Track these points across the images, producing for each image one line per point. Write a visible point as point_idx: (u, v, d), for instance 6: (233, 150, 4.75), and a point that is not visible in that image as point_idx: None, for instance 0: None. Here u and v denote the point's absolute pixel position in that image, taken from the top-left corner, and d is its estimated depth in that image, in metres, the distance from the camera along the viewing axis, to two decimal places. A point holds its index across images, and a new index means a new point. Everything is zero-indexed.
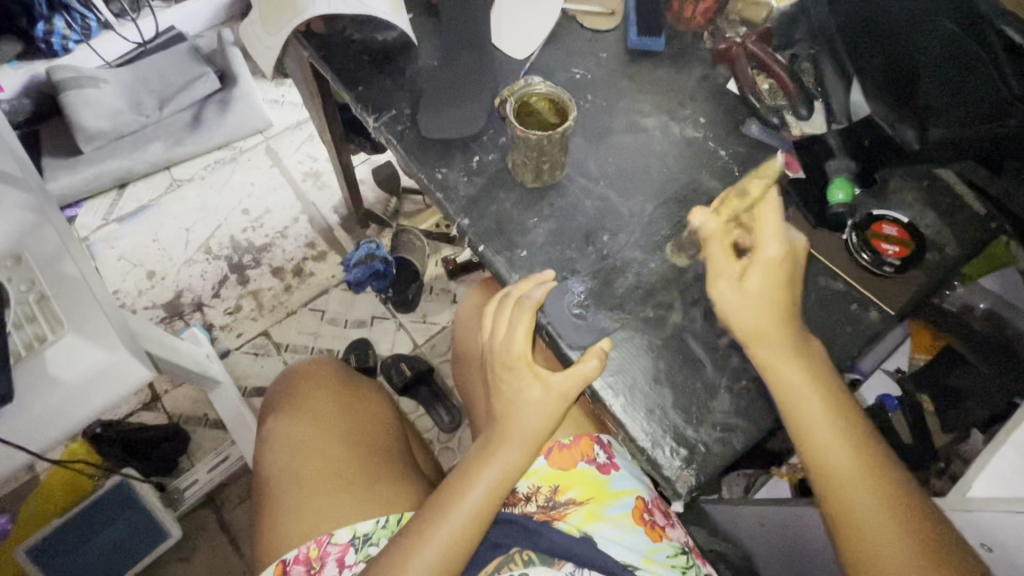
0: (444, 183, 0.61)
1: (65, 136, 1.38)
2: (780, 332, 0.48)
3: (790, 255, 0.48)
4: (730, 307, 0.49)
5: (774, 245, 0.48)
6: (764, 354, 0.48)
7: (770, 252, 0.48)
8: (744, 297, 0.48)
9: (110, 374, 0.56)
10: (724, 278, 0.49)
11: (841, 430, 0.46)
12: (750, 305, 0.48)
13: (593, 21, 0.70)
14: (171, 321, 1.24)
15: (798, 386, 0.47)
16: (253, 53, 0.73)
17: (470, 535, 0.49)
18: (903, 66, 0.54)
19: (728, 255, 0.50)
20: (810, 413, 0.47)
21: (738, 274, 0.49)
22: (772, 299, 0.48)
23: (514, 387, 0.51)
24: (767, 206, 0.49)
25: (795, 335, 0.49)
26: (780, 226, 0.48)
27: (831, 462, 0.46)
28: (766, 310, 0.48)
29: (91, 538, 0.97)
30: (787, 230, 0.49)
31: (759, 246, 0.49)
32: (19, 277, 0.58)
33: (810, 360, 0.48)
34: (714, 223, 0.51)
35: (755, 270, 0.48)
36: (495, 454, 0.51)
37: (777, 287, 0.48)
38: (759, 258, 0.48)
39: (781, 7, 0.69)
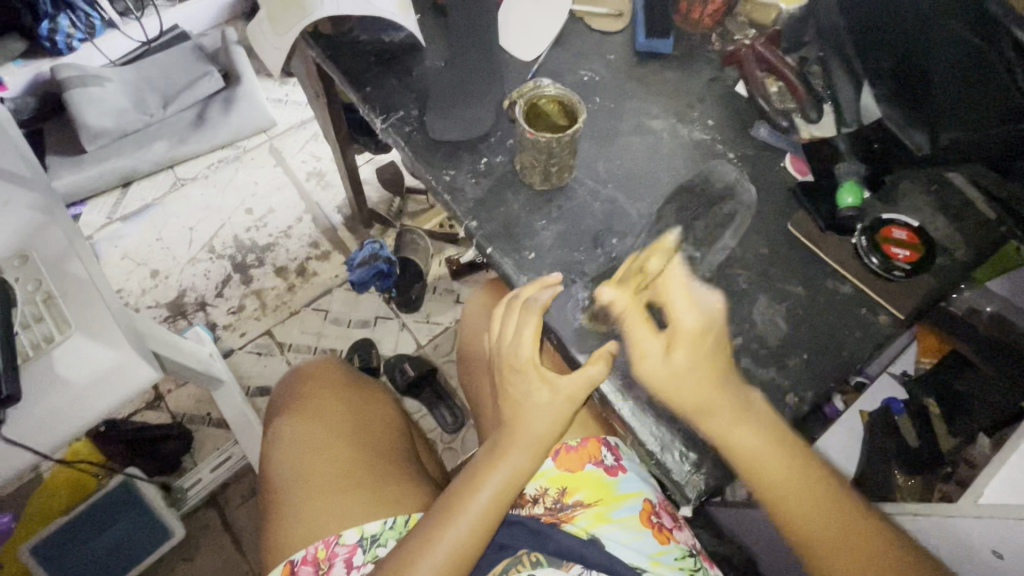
0: (452, 185, 0.61)
1: (69, 135, 1.38)
2: (714, 395, 0.48)
3: (706, 322, 0.50)
4: (660, 382, 0.49)
5: (690, 316, 0.50)
6: (704, 422, 0.48)
7: (686, 322, 0.50)
8: (672, 372, 0.49)
9: (118, 374, 0.55)
10: (649, 355, 0.50)
11: (790, 473, 0.48)
12: (679, 379, 0.49)
13: (601, 22, 0.70)
14: (174, 320, 1.24)
15: (747, 441, 0.47)
16: (260, 52, 0.73)
17: (478, 538, 0.49)
18: (918, 66, 0.54)
19: (650, 330, 0.51)
20: (763, 462, 0.47)
21: (663, 347, 0.50)
22: (700, 368, 0.49)
23: (522, 390, 0.51)
24: (671, 281, 0.52)
25: (730, 395, 0.49)
26: (688, 294, 0.51)
27: (789, 501, 0.47)
28: (698, 381, 0.48)
29: (95, 537, 0.97)
30: (696, 293, 0.52)
31: (675, 319, 0.50)
32: (27, 277, 0.58)
33: (750, 414, 0.48)
34: (624, 296, 0.53)
35: (680, 345, 0.49)
36: (502, 457, 0.51)
37: (701, 357, 0.49)
38: (680, 333, 0.49)
39: (790, 9, 0.69)
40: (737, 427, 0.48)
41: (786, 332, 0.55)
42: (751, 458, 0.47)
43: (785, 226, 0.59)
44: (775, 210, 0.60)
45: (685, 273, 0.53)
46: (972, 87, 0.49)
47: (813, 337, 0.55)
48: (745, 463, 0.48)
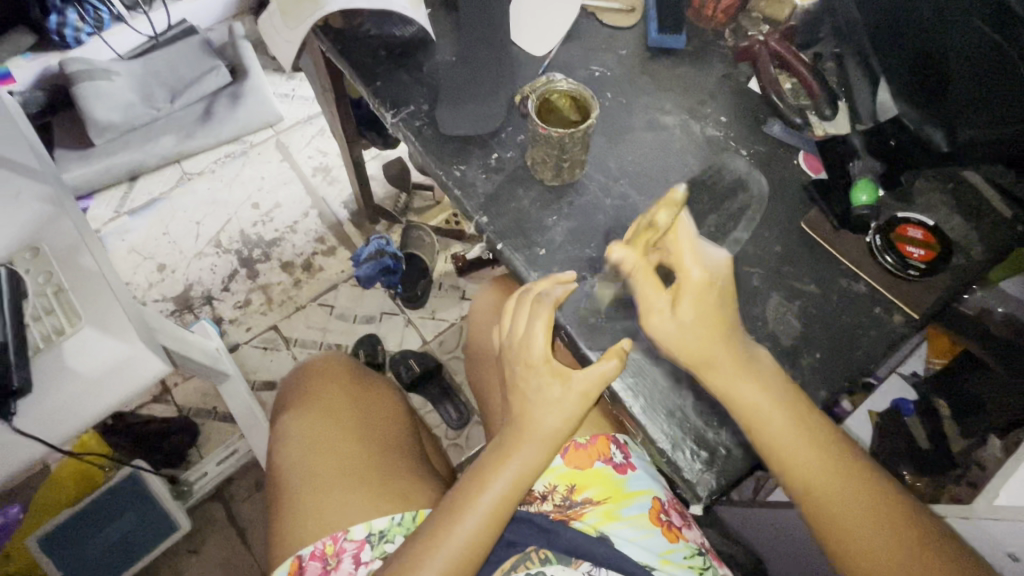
0: (462, 180, 0.61)
1: (77, 129, 1.39)
2: (724, 356, 0.47)
3: (715, 277, 0.47)
4: (670, 338, 0.48)
5: (698, 269, 0.47)
6: (721, 387, 0.48)
7: (693, 275, 0.47)
8: (680, 327, 0.47)
9: (127, 366, 0.55)
10: (657, 311, 0.48)
11: (798, 423, 0.47)
12: (688, 333, 0.47)
13: (613, 17, 0.70)
14: (181, 314, 1.25)
15: (771, 414, 0.47)
16: (273, 46, 0.73)
17: (488, 534, 0.49)
18: (935, 66, 0.53)
19: (658, 286, 0.49)
20: (785, 440, 0.46)
21: (670, 301, 0.48)
22: (709, 321, 0.47)
23: (533, 387, 0.50)
24: (681, 233, 0.48)
25: (750, 366, 0.48)
26: (696, 250, 0.48)
27: (812, 482, 0.46)
28: (704, 335, 0.47)
29: (100, 530, 0.97)
30: (704, 250, 0.48)
31: (683, 272, 0.47)
32: (38, 269, 0.59)
33: (774, 387, 0.47)
34: (633, 255, 0.50)
35: (686, 297, 0.47)
36: (510, 454, 0.50)
37: (710, 309, 0.47)
38: (686, 286, 0.47)
39: (804, 5, 0.68)
40: (762, 396, 0.47)
41: (799, 331, 0.54)
42: (775, 433, 0.46)
43: (799, 224, 0.59)
44: (788, 208, 0.60)
45: (694, 229, 0.49)
46: (991, 81, 0.48)
47: (827, 336, 0.54)
48: (766, 437, 0.47)
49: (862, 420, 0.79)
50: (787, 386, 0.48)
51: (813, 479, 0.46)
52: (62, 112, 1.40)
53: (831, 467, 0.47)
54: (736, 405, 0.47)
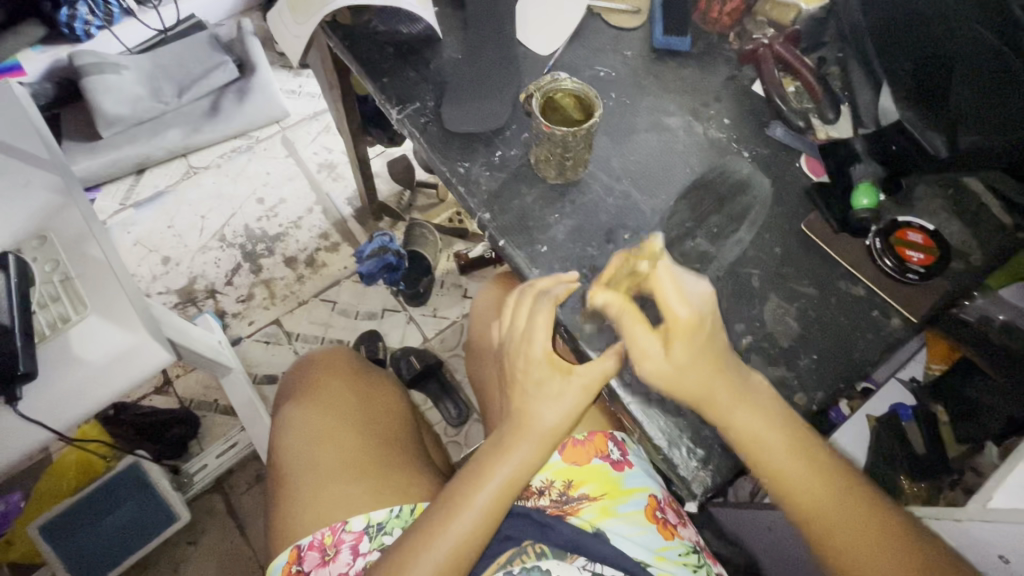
0: (466, 177, 0.61)
1: (85, 122, 1.40)
2: (721, 387, 0.48)
3: (703, 316, 0.47)
4: (666, 379, 0.48)
5: (684, 309, 0.47)
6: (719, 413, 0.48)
7: (682, 316, 0.47)
8: (675, 368, 0.48)
9: (131, 355, 0.56)
10: (650, 357, 0.48)
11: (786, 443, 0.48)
12: (683, 372, 0.48)
13: (618, 18, 0.70)
14: (184, 306, 1.25)
15: (772, 445, 0.47)
16: (281, 40, 0.74)
17: (486, 527, 0.49)
18: (939, 69, 0.53)
19: (646, 328, 0.48)
20: (788, 470, 0.47)
21: (661, 342, 0.48)
22: (701, 360, 0.47)
23: (532, 382, 0.51)
24: (663, 276, 0.48)
25: (747, 395, 0.48)
26: (682, 290, 0.48)
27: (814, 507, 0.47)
28: (699, 374, 0.47)
29: (102, 518, 0.98)
30: (687, 287, 0.48)
31: (672, 315, 0.47)
32: (45, 257, 0.59)
33: (772, 416, 0.48)
34: (616, 298, 0.49)
35: (677, 338, 0.47)
36: (507, 448, 0.51)
37: (699, 348, 0.47)
38: (675, 328, 0.47)
39: (810, 9, 0.69)
40: (764, 429, 0.47)
41: (798, 334, 0.55)
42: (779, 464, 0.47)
43: (799, 227, 0.59)
44: (790, 210, 0.60)
45: (674, 271, 0.49)
46: (993, 88, 0.49)
47: (825, 338, 0.55)
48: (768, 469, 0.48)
49: (859, 424, 0.80)
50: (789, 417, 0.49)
51: (822, 512, 0.47)
52: (71, 105, 1.42)
53: (838, 500, 0.47)
54: (737, 435, 0.48)
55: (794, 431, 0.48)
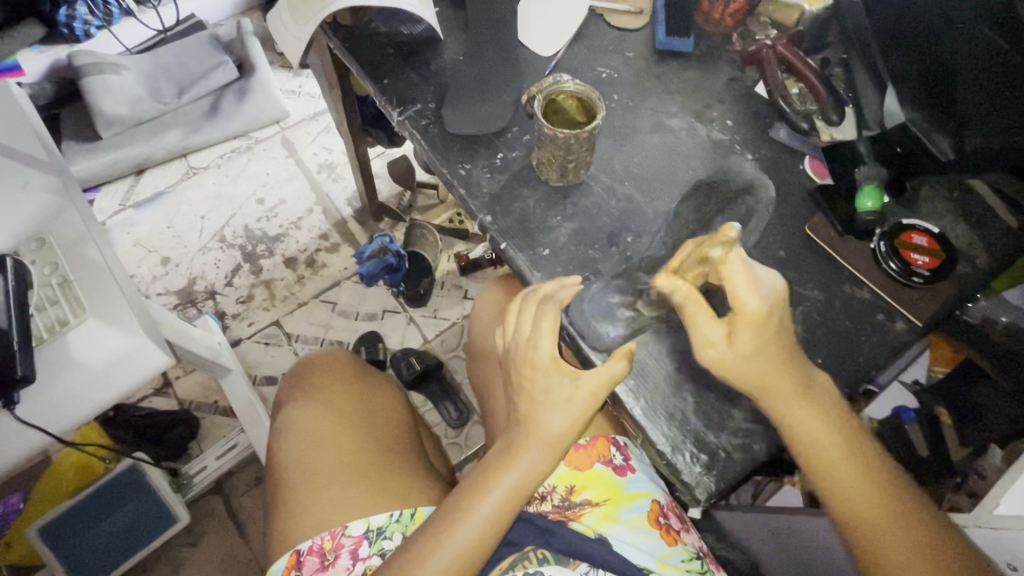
0: (467, 179, 0.61)
1: (85, 122, 1.40)
2: (784, 380, 0.47)
3: (771, 307, 0.46)
4: (726, 368, 0.47)
5: (754, 301, 0.46)
6: (772, 402, 0.47)
7: (750, 307, 0.46)
8: (739, 357, 0.46)
9: (131, 359, 0.56)
10: (713, 345, 0.47)
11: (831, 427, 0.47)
12: (747, 362, 0.46)
13: (620, 19, 0.70)
14: (184, 308, 1.25)
15: (819, 432, 0.47)
16: (279, 41, 0.73)
17: (489, 535, 0.49)
18: (945, 68, 0.53)
19: (710, 315, 0.47)
20: (833, 458, 0.47)
21: (725, 334, 0.47)
22: (767, 354, 0.46)
23: (538, 389, 0.50)
24: (734, 265, 0.46)
25: (806, 382, 0.48)
26: (753, 282, 0.46)
27: (850, 492, 0.47)
28: (761, 366, 0.46)
29: (101, 521, 0.97)
30: (759, 277, 0.47)
31: (739, 304, 0.46)
32: (43, 260, 0.59)
33: (823, 405, 0.48)
34: (682, 286, 0.49)
35: (742, 327, 0.46)
36: (511, 454, 0.51)
37: (767, 340, 0.46)
38: (742, 317, 0.46)
39: (813, 10, 0.69)
40: (814, 415, 0.47)
41: (802, 338, 0.54)
42: (824, 452, 0.47)
43: (803, 230, 0.59)
44: (793, 213, 0.60)
45: (746, 260, 0.47)
46: (999, 90, 0.48)
47: (829, 342, 0.54)
48: (813, 456, 0.47)
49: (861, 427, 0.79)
50: (840, 407, 0.49)
51: (860, 504, 0.46)
52: (70, 105, 1.41)
53: (876, 493, 0.47)
54: (786, 423, 0.47)
55: (839, 415, 0.48)
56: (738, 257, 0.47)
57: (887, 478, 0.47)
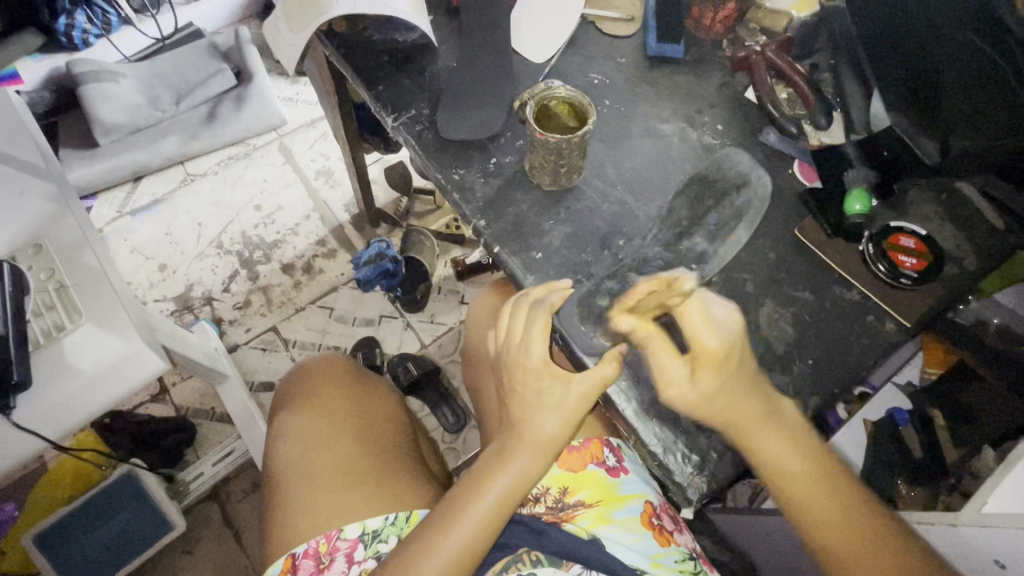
0: (461, 183, 0.61)
1: (83, 129, 1.40)
2: (747, 413, 0.47)
3: (729, 344, 0.47)
4: (692, 404, 0.47)
5: (711, 338, 0.47)
6: (737, 433, 0.47)
7: (710, 346, 0.47)
8: (703, 396, 0.47)
9: (126, 363, 0.56)
10: (676, 385, 0.47)
11: (792, 444, 0.48)
12: (711, 401, 0.47)
13: (612, 26, 0.71)
14: (181, 314, 1.25)
15: (783, 458, 0.47)
16: (276, 50, 0.73)
17: (484, 537, 0.49)
18: (929, 75, 0.53)
19: (674, 355, 0.48)
20: (800, 487, 0.47)
21: (687, 371, 0.47)
22: (728, 387, 0.47)
23: (530, 392, 0.51)
24: (692, 307, 0.48)
25: (773, 415, 0.48)
26: (709, 319, 0.47)
27: (816, 508, 0.46)
28: (726, 400, 0.47)
29: (97, 528, 0.97)
30: (714, 314, 0.48)
31: (698, 345, 0.47)
32: (40, 266, 0.59)
33: (788, 432, 0.48)
34: (641, 324, 0.50)
35: (705, 368, 0.46)
36: (504, 455, 0.51)
37: (727, 376, 0.47)
38: (704, 356, 0.46)
39: (801, 17, 0.70)
40: (778, 444, 0.47)
41: (793, 338, 0.55)
42: (789, 480, 0.47)
43: (793, 232, 0.59)
44: (784, 216, 0.60)
45: (703, 302, 0.48)
46: (985, 94, 0.49)
47: (820, 343, 0.55)
48: (779, 482, 0.47)
49: (855, 428, 0.80)
50: (807, 431, 0.49)
51: (830, 532, 0.46)
52: (69, 113, 1.42)
53: (854, 528, 0.46)
54: (752, 454, 0.48)
55: (799, 435, 0.48)
56: (697, 297, 0.49)
57: (865, 508, 0.47)
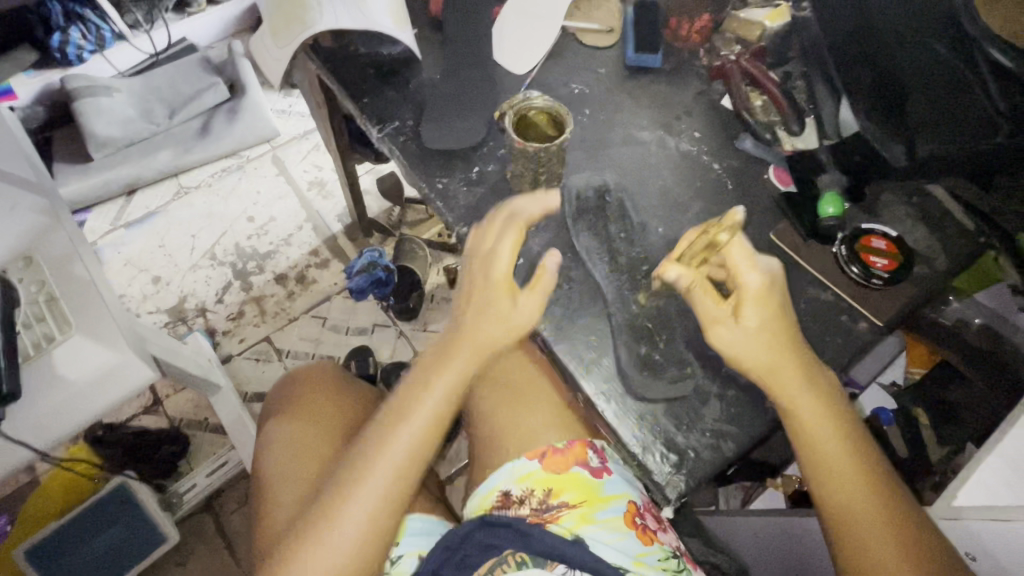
0: (444, 193, 0.63)
1: (77, 144, 1.42)
2: (788, 363, 0.49)
3: (771, 281, 0.51)
4: (735, 345, 0.50)
5: (754, 276, 0.50)
6: (784, 397, 0.49)
7: (751, 282, 0.50)
8: (746, 334, 0.49)
9: (118, 372, 0.58)
10: (722, 322, 0.50)
11: (830, 415, 0.49)
12: (756, 338, 0.49)
13: (592, 38, 0.72)
14: (175, 325, 1.26)
15: (823, 431, 0.49)
16: (262, 64, 0.75)
17: (427, 436, 0.54)
18: (894, 86, 0.56)
19: (717, 299, 0.51)
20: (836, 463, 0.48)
21: (731, 311, 0.50)
22: (770, 330, 0.50)
23: (489, 299, 0.54)
24: (735, 249, 0.51)
25: (814, 380, 0.50)
26: (753, 258, 0.51)
27: (841, 477, 0.48)
28: (766, 343, 0.49)
29: (88, 541, 0.97)
30: (759, 257, 0.51)
31: (742, 282, 0.50)
32: (31, 278, 0.60)
33: (831, 405, 0.50)
34: (688, 273, 0.52)
35: (749, 304, 0.50)
36: (442, 369, 0.55)
37: (770, 311, 0.50)
38: (747, 293, 0.50)
39: (775, 26, 0.72)
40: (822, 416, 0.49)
41: None
42: (828, 455, 0.48)
43: (768, 236, 0.61)
44: (760, 220, 0.62)
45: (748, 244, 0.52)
46: (947, 100, 0.52)
47: None
48: (819, 457, 0.48)
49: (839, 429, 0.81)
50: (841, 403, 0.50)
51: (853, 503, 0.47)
52: (63, 128, 1.44)
53: (872, 502, 0.47)
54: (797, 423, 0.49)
55: (837, 406, 0.50)
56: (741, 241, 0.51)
57: (888, 489, 0.48)
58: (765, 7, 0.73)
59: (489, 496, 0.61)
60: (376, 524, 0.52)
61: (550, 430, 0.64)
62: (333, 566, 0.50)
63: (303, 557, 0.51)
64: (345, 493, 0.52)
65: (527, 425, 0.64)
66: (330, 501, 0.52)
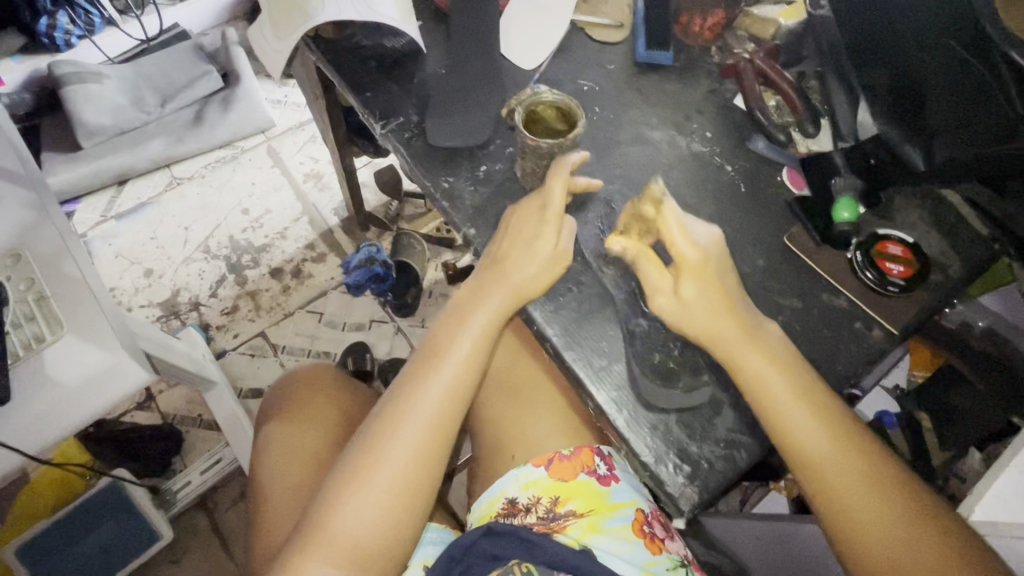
0: (450, 191, 0.61)
1: (65, 131, 1.37)
2: (783, 391, 0.48)
3: (706, 253, 0.52)
4: (676, 314, 0.52)
5: (688, 247, 0.52)
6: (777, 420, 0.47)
7: (685, 251, 0.52)
8: (687, 303, 0.51)
9: (109, 374, 0.55)
10: (661, 292, 0.53)
11: (827, 430, 0.47)
12: (698, 311, 0.51)
13: (600, 31, 0.71)
14: (167, 320, 1.23)
15: (819, 448, 0.46)
16: (260, 54, 0.72)
17: (467, 378, 0.52)
18: (913, 88, 0.54)
19: (657, 267, 0.53)
20: (847, 490, 0.45)
21: (671, 280, 0.53)
22: (710, 295, 0.51)
23: (533, 232, 0.55)
24: (667, 218, 0.53)
25: (807, 398, 0.48)
26: (686, 231, 0.53)
27: (842, 492, 0.45)
28: (710, 311, 0.51)
29: (76, 542, 0.95)
30: (693, 229, 0.53)
31: (679, 254, 0.52)
32: (19, 276, 0.58)
33: (832, 422, 0.47)
34: (631, 243, 0.55)
35: (686, 278, 0.52)
36: (482, 303, 0.54)
37: (709, 286, 0.51)
38: (684, 265, 0.52)
39: (789, 24, 0.70)
40: (822, 443, 0.46)
41: None
42: (830, 478, 0.46)
43: (782, 240, 0.60)
44: (773, 223, 0.61)
45: (680, 213, 0.53)
46: (967, 104, 0.49)
47: (810, 353, 0.55)
48: (823, 486, 0.46)
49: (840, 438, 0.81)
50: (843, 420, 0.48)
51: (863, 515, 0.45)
52: (50, 115, 1.39)
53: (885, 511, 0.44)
54: (793, 447, 0.47)
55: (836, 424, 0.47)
56: (671, 208, 0.53)
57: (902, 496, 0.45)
58: (777, 5, 0.72)
59: (495, 503, 0.60)
60: (426, 462, 0.50)
61: (556, 436, 0.63)
62: (378, 507, 0.48)
63: (353, 498, 0.48)
64: (391, 429, 0.50)
65: (534, 430, 0.64)
66: (374, 437, 0.50)
